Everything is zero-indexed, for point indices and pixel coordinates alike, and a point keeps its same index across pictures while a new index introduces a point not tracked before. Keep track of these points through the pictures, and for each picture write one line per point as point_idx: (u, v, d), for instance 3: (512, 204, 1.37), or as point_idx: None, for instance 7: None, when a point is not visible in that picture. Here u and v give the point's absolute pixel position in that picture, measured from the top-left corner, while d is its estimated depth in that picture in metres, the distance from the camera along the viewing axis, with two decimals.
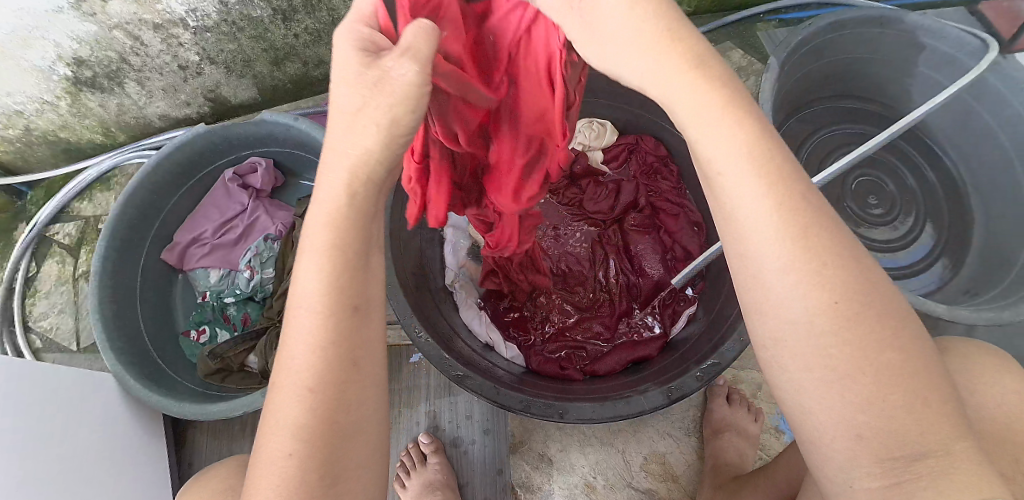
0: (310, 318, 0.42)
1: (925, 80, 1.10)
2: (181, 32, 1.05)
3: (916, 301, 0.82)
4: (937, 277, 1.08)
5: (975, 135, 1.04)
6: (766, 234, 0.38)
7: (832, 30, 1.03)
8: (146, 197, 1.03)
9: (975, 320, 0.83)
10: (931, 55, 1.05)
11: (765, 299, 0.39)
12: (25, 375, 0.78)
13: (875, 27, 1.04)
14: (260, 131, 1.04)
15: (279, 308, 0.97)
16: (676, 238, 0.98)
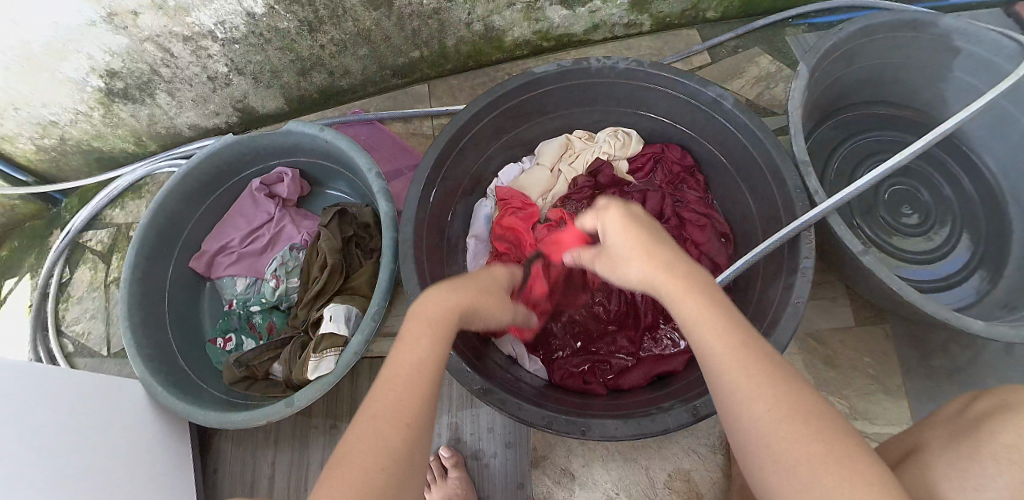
0: (399, 371, 0.52)
1: (959, 85, 1.07)
2: (210, 44, 1.08)
3: (953, 318, 0.79)
4: (975, 289, 1.03)
5: (1015, 142, 1.02)
6: (714, 353, 0.50)
7: (862, 36, 0.99)
8: (174, 205, 1.05)
9: (1015, 337, 0.79)
10: (964, 60, 1.03)
11: (730, 402, 0.48)
12: (65, 381, 0.82)
13: (907, 31, 1.01)
14: (286, 141, 1.05)
15: (304, 318, 0.97)
16: (704, 250, 0.95)
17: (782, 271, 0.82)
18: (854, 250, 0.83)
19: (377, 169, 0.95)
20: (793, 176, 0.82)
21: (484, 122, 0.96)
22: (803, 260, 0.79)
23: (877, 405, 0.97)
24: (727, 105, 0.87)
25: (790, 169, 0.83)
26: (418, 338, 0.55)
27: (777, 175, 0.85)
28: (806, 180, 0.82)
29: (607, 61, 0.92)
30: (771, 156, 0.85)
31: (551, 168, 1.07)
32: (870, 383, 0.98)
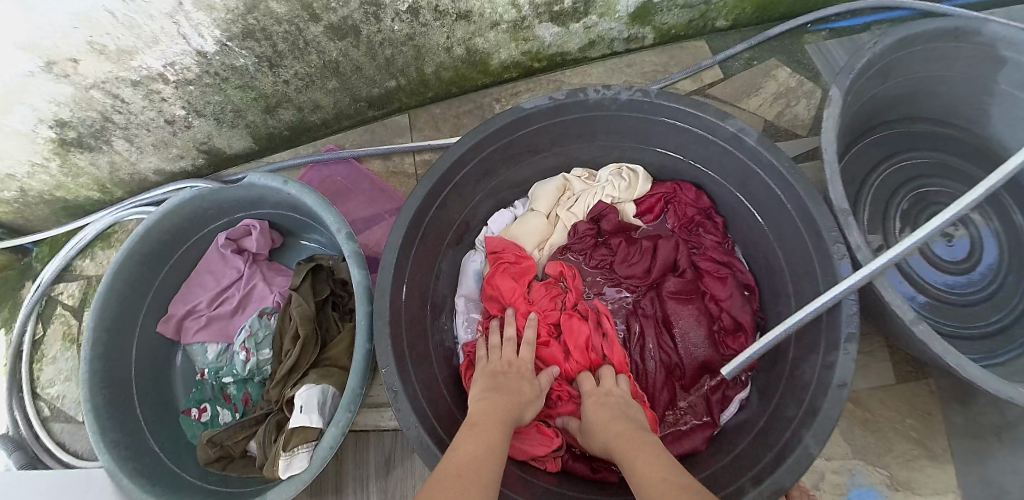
0: (476, 449, 0.58)
1: (1008, 99, 0.91)
2: (162, 87, 0.97)
3: (1020, 396, 0.66)
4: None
5: None
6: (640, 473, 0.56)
7: (899, 48, 0.84)
8: (135, 270, 0.96)
9: None
10: (1014, 71, 0.88)
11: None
12: None
13: (948, 41, 0.86)
14: (250, 194, 0.94)
15: (278, 396, 0.87)
16: (725, 307, 0.84)
17: (820, 345, 0.70)
18: (902, 318, 0.71)
19: (348, 229, 0.82)
20: (833, 231, 0.69)
21: (465, 169, 0.84)
22: (844, 341, 0.66)
23: (921, 473, 0.86)
24: (749, 142, 0.75)
25: (829, 226, 0.70)
26: (484, 426, 0.62)
27: (812, 228, 0.73)
28: (849, 233, 0.69)
29: (609, 91, 0.79)
30: (805, 206, 0.72)
31: (547, 214, 0.95)
32: (913, 447, 0.88)
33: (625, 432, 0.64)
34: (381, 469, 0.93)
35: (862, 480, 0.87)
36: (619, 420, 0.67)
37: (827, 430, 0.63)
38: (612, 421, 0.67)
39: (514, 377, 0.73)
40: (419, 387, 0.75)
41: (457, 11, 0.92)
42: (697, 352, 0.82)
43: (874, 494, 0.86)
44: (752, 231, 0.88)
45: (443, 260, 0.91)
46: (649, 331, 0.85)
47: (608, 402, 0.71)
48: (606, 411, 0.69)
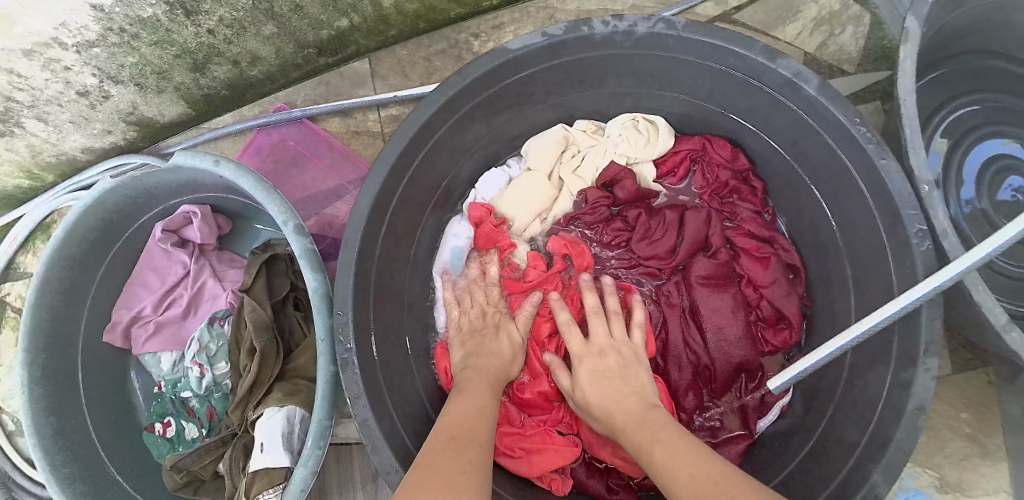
0: (465, 412, 0.51)
1: None
2: (61, 54, 0.78)
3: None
4: None
5: None
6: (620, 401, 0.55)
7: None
8: (65, 278, 0.80)
9: None
10: None
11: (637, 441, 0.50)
12: None
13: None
14: (182, 178, 0.77)
15: (240, 420, 0.75)
16: (765, 293, 0.69)
17: (890, 355, 0.58)
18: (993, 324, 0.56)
19: (297, 219, 0.65)
20: (913, 209, 0.54)
21: (436, 138, 0.66)
22: (922, 353, 0.53)
23: (975, 473, 0.77)
24: (807, 91, 0.57)
25: (908, 202, 0.55)
26: (470, 391, 0.55)
27: (885, 203, 0.57)
28: (933, 216, 0.54)
29: (622, 22, 0.59)
30: (879, 174, 0.56)
31: (547, 176, 0.76)
32: (967, 445, 0.78)
33: (635, 410, 0.54)
34: (368, 485, 0.82)
35: (909, 483, 0.78)
36: (629, 397, 0.56)
37: (897, 467, 0.52)
38: (622, 397, 0.56)
39: (491, 336, 0.65)
40: (395, 417, 0.62)
41: None
42: (732, 351, 0.67)
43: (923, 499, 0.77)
44: (799, 200, 0.72)
45: (420, 252, 0.75)
46: (674, 320, 0.70)
47: (610, 366, 0.59)
48: (609, 384, 0.57)
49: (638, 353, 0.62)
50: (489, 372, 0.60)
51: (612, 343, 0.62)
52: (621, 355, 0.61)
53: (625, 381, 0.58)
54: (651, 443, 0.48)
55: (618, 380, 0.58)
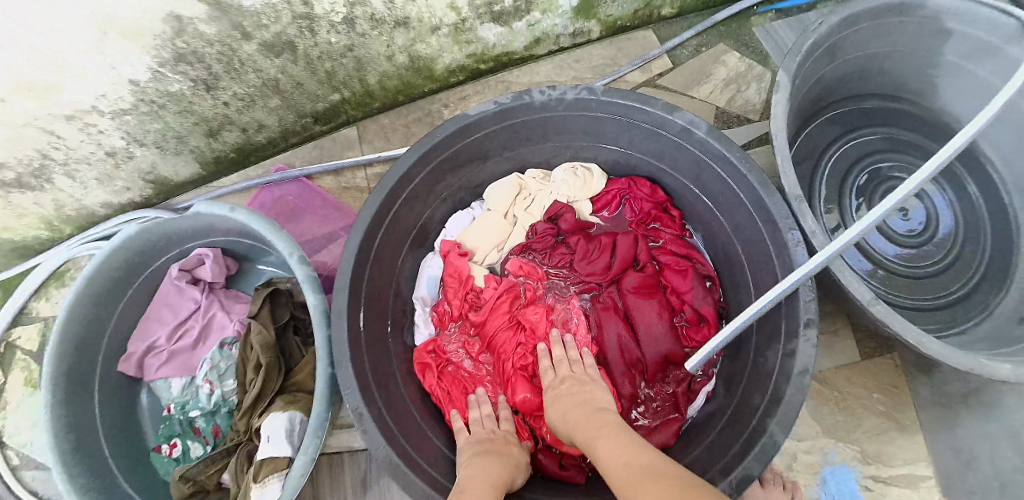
0: (475, 472, 0.67)
1: (954, 71, 0.89)
2: (98, 120, 0.94)
3: (977, 366, 0.65)
4: (981, 304, 0.90)
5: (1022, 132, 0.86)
6: (582, 422, 0.66)
7: (846, 26, 0.80)
8: (89, 311, 0.93)
9: None
10: (960, 43, 0.85)
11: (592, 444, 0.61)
12: None
13: (893, 17, 0.82)
14: (199, 224, 0.92)
15: (246, 427, 0.87)
16: (686, 299, 0.84)
17: (780, 332, 0.71)
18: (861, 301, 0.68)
19: (300, 252, 0.82)
20: (786, 219, 0.70)
21: (417, 181, 0.83)
22: (803, 327, 0.67)
23: (893, 446, 0.87)
24: (699, 134, 0.75)
25: (783, 214, 0.70)
26: (472, 490, 0.62)
27: (766, 216, 0.73)
28: (802, 220, 0.70)
29: (553, 93, 0.79)
30: (760, 197, 0.72)
31: (504, 213, 0.93)
32: (882, 421, 0.88)
33: (585, 414, 0.66)
34: (359, 489, 0.91)
35: (835, 458, 0.87)
36: (581, 403, 0.69)
37: (792, 416, 0.64)
38: (577, 403, 0.69)
39: (500, 444, 0.75)
40: (384, 408, 0.75)
41: (394, 18, 0.91)
42: (659, 345, 0.81)
43: (848, 471, 0.86)
44: (708, 224, 0.89)
45: (403, 276, 0.90)
46: (608, 319, 0.84)
47: (569, 387, 0.72)
48: (566, 397, 0.71)
49: (595, 378, 0.75)
50: (489, 476, 0.66)
51: (574, 373, 0.75)
52: (577, 379, 0.74)
53: (580, 394, 0.71)
54: (604, 444, 0.59)
55: (577, 393, 0.71)
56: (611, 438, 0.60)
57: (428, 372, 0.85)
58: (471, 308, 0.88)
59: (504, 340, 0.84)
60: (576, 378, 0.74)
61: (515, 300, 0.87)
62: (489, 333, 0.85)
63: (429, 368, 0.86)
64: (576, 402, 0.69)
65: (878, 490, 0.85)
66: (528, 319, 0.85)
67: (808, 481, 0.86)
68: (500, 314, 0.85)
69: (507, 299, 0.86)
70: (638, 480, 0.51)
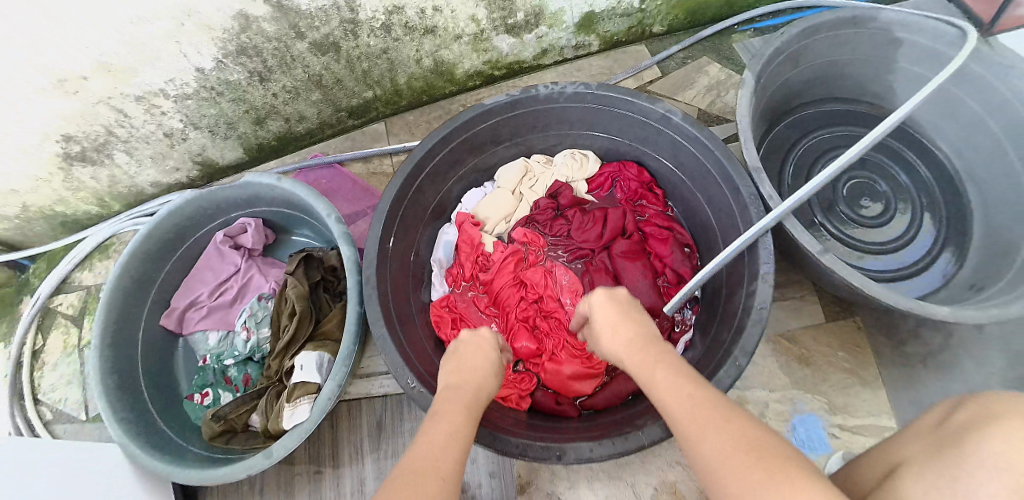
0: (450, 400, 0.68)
1: (906, 75, 1.06)
2: (163, 102, 1.08)
3: (916, 307, 0.78)
4: (942, 272, 1.03)
5: (966, 124, 1.04)
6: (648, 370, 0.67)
7: (808, 36, 0.97)
8: (139, 267, 1.05)
9: (982, 319, 0.79)
10: (909, 50, 1.02)
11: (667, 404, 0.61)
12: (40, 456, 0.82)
13: (849, 28, 0.99)
14: (247, 193, 1.06)
15: (277, 367, 0.98)
16: (667, 262, 0.98)
17: (744, 277, 0.84)
18: (812, 251, 0.82)
19: (337, 214, 0.97)
20: (746, 184, 0.85)
21: (438, 158, 0.96)
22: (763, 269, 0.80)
23: (858, 398, 0.97)
24: (676, 120, 0.90)
25: (744, 180, 0.85)
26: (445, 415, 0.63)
27: (730, 183, 0.88)
28: (760, 186, 0.83)
29: (556, 87, 0.94)
30: (727, 170, 0.87)
31: (512, 190, 1.07)
32: (847, 376, 0.99)
33: (635, 342, 0.72)
34: (374, 430, 1.00)
35: (804, 407, 0.97)
36: (631, 331, 0.75)
37: (751, 345, 0.76)
38: (624, 330, 0.75)
39: (472, 358, 0.79)
40: (404, 340, 0.87)
41: (424, 26, 1.08)
42: (644, 299, 0.94)
43: (816, 419, 0.96)
44: (687, 201, 1.03)
45: (423, 241, 1.03)
46: (600, 279, 0.97)
47: (617, 316, 0.78)
48: (615, 322, 0.77)
49: (634, 305, 0.81)
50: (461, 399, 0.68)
51: (621, 302, 0.81)
52: (625, 307, 0.80)
53: (629, 321, 0.77)
54: (662, 380, 0.64)
55: (625, 322, 0.76)
56: (688, 398, 0.59)
57: (443, 323, 0.97)
58: (480, 269, 1.01)
59: (508, 296, 0.97)
60: (623, 307, 0.79)
61: (519, 263, 1.00)
62: (496, 289, 0.98)
63: (444, 321, 0.98)
64: (632, 337, 0.73)
65: (844, 437, 0.95)
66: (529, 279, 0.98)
67: (779, 427, 0.96)
68: (504, 273, 0.98)
69: (511, 261, 0.99)
70: (699, 423, 0.55)
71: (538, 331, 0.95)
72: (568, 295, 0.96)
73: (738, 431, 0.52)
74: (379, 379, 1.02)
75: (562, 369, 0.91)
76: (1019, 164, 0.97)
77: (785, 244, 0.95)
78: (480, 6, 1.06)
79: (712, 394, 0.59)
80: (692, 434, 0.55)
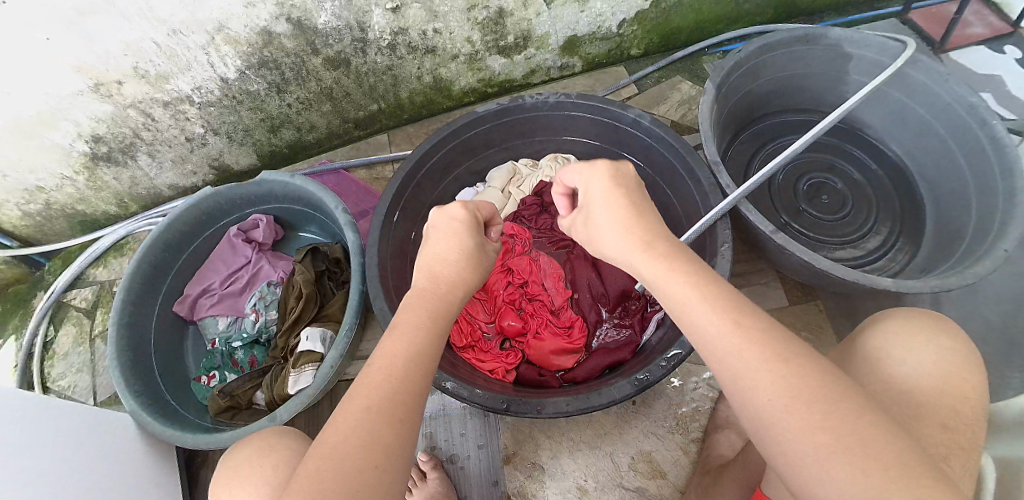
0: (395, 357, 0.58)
1: (858, 87, 1.19)
2: (188, 108, 1.20)
3: (859, 276, 0.86)
4: (897, 260, 1.15)
5: (913, 127, 1.15)
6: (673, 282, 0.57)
7: (764, 52, 1.11)
8: (158, 255, 1.14)
9: (922, 289, 0.86)
10: (857, 64, 1.15)
11: (703, 335, 0.53)
12: (59, 410, 0.83)
13: (802, 45, 1.13)
14: (261, 190, 1.17)
15: (283, 345, 1.06)
16: None
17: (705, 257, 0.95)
18: (765, 231, 0.92)
19: (343, 204, 1.07)
20: (704, 172, 0.97)
21: (437, 155, 1.08)
22: (722, 248, 0.91)
23: None
24: (645, 123, 1.03)
25: (703, 170, 0.97)
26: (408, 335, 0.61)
27: (692, 174, 1.00)
28: (718, 177, 0.94)
29: (540, 97, 1.07)
30: (689, 163, 0.99)
31: (502, 189, 1.19)
32: None
33: (645, 238, 0.61)
34: None
35: None
36: (636, 225, 0.63)
37: None
38: (629, 225, 0.63)
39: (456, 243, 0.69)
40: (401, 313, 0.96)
41: (425, 46, 1.21)
42: (618, 282, 1.04)
43: None
44: (658, 197, 1.15)
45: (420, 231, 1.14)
46: (580, 266, 1.08)
47: (619, 210, 0.64)
48: (610, 208, 0.64)
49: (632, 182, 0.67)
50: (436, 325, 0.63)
51: (619, 182, 0.66)
52: (627, 196, 0.65)
53: (633, 220, 0.63)
54: (688, 300, 0.55)
55: (631, 220, 0.63)
56: (742, 337, 0.51)
57: None
58: None
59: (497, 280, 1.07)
60: (620, 189, 0.65)
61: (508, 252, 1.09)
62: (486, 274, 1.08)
63: None
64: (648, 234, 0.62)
65: None
66: (515, 265, 1.07)
67: None
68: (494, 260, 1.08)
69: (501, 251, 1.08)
70: (748, 361, 0.50)
71: (523, 312, 1.04)
72: (550, 280, 1.06)
73: (794, 380, 0.48)
74: None
75: (544, 345, 1.00)
76: (963, 163, 1.06)
77: (745, 232, 1.06)
78: (475, 30, 1.20)
79: (759, 325, 0.52)
80: (735, 370, 0.50)
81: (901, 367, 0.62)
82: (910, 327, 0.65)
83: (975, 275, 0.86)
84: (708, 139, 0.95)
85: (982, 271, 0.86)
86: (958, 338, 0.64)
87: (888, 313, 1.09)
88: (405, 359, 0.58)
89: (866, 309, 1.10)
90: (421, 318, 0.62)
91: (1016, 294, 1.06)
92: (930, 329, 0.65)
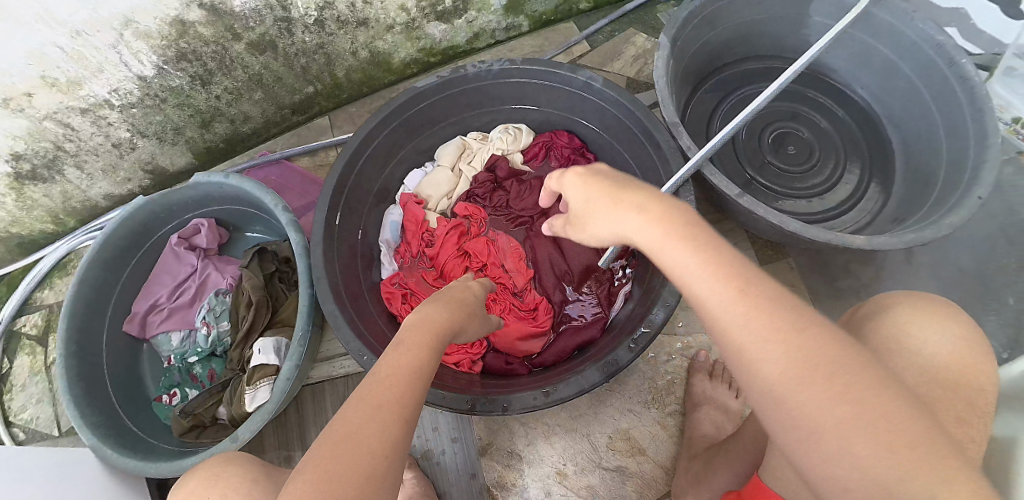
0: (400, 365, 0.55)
1: (820, 28, 1.11)
2: (109, 113, 1.10)
3: (829, 237, 0.82)
4: (867, 209, 1.10)
5: (879, 69, 1.08)
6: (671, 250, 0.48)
7: None
8: (99, 275, 1.07)
9: (896, 244, 0.81)
10: (821, 3, 1.07)
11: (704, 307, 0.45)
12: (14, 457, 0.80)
13: None
14: (197, 194, 1.09)
15: (238, 358, 1.02)
16: None
17: None
18: (730, 195, 0.87)
19: (283, 203, 0.99)
20: (663, 134, 0.90)
21: (376, 143, 1.00)
22: None
23: None
24: (597, 86, 0.96)
25: (661, 131, 0.90)
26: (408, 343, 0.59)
27: (651, 138, 0.93)
28: (677, 139, 0.88)
29: (482, 65, 0.98)
30: (645, 124, 0.92)
31: (452, 168, 1.12)
32: None
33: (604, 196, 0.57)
34: None
35: None
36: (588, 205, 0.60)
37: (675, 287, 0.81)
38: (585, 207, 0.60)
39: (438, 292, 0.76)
40: (356, 316, 0.91)
41: (357, 19, 1.11)
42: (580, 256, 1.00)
43: None
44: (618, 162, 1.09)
45: (370, 222, 1.07)
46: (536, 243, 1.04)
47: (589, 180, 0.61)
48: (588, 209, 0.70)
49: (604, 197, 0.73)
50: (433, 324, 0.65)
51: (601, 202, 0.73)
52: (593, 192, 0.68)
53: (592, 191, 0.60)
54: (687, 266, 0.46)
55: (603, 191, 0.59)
56: (753, 307, 0.43)
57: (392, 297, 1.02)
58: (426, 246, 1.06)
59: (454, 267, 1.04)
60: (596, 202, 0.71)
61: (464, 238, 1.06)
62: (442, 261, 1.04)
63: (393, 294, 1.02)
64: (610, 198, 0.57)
65: None
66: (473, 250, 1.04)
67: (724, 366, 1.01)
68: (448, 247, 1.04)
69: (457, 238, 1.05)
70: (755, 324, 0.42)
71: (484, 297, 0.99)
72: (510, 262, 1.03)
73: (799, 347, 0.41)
74: (341, 362, 1.06)
75: (509, 332, 0.96)
76: (931, 105, 1.00)
77: (710, 193, 1.00)
78: None
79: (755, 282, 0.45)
80: (736, 345, 0.43)
81: (915, 358, 0.58)
82: (916, 319, 0.60)
83: (951, 225, 0.81)
84: (664, 99, 0.88)
85: (958, 221, 0.81)
86: (962, 318, 0.61)
87: (861, 264, 1.06)
88: (415, 365, 0.55)
89: (842, 261, 1.07)
90: (427, 333, 0.62)
91: (987, 237, 1.03)
92: (926, 313, 0.61)
